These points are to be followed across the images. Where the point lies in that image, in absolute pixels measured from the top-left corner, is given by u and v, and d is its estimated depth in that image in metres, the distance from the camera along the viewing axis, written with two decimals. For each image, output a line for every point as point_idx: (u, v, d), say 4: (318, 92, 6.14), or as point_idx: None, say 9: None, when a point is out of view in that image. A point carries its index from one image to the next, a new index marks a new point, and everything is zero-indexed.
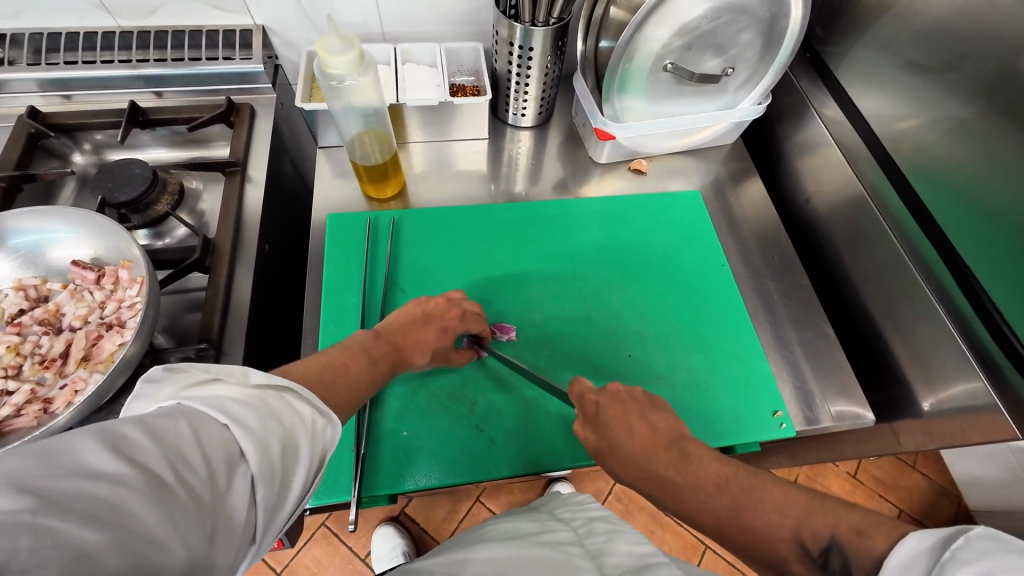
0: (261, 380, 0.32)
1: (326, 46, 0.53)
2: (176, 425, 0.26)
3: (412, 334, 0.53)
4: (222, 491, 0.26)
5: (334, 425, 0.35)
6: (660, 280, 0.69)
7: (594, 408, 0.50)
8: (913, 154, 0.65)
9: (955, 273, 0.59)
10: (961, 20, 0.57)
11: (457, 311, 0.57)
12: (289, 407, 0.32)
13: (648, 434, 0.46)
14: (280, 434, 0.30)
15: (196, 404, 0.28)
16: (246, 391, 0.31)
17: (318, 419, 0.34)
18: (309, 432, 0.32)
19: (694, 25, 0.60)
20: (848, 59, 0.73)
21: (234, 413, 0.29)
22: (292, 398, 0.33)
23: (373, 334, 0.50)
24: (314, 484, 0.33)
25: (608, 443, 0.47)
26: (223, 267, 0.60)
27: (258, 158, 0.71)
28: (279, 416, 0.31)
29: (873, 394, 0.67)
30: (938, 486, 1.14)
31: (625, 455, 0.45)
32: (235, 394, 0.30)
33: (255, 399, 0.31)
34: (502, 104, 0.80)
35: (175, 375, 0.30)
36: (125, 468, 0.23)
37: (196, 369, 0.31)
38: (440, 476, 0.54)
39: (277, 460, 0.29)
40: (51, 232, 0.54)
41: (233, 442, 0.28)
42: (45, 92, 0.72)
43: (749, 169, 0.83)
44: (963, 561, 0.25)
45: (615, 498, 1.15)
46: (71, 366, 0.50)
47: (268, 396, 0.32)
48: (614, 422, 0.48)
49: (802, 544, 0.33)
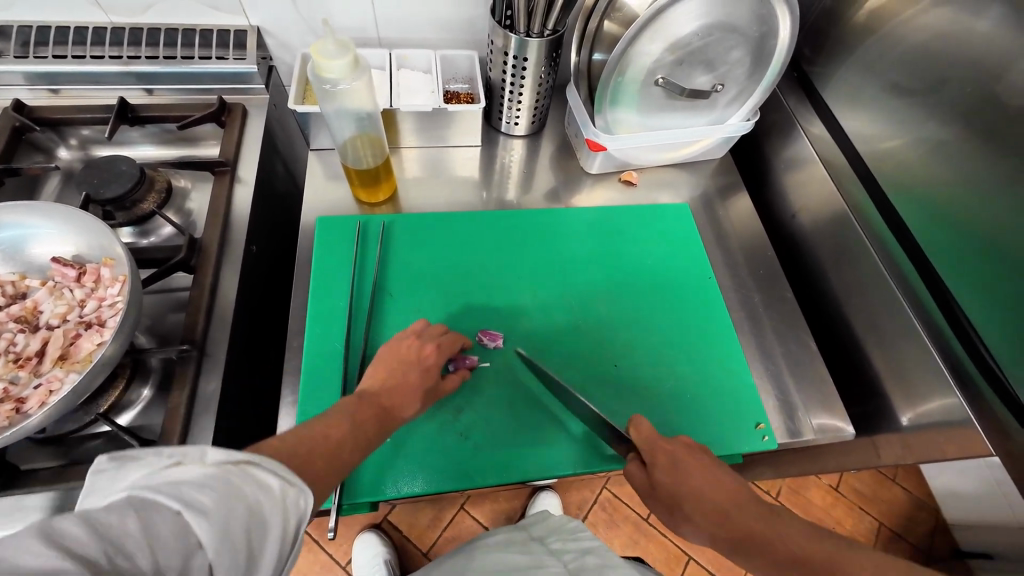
0: (222, 457, 0.28)
1: (321, 48, 0.52)
2: (122, 522, 0.23)
3: (398, 389, 0.49)
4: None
5: (310, 494, 0.31)
6: (647, 290, 0.69)
7: (669, 454, 0.46)
8: (895, 171, 0.67)
9: (932, 290, 0.61)
10: (943, 46, 0.59)
11: (432, 346, 0.53)
12: (255, 484, 0.28)
13: (727, 488, 0.43)
14: (242, 517, 0.26)
15: (146, 495, 0.25)
16: (205, 471, 0.27)
17: (290, 492, 0.29)
18: (279, 508, 0.28)
19: (686, 41, 0.61)
20: (834, 79, 0.75)
21: (188, 499, 0.25)
22: (259, 472, 0.29)
23: (356, 399, 0.45)
24: (291, 562, 0.29)
25: (681, 492, 0.43)
26: (209, 267, 0.60)
27: (249, 159, 0.71)
28: (242, 495, 0.27)
29: (855, 407, 0.68)
30: (917, 499, 1.17)
31: (706, 507, 0.41)
32: (192, 477, 0.26)
33: (216, 480, 0.27)
34: (496, 112, 0.81)
35: (131, 460, 0.27)
36: (65, 566, 0.21)
37: (154, 451, 0.27)
38: (424, 477, 0.54)
39: (239, 546, 0.26)
40: (34, 227, 0.53)
41: (190, 532, 0.24)
42: (32, 85, 0.71)
43: (737, 184, 0.85)
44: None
45: (599, 508, 1.16)
46: (46, 365, 0.49)
47: (231, 472, 0.28)
48: (691, 470, 0.44)
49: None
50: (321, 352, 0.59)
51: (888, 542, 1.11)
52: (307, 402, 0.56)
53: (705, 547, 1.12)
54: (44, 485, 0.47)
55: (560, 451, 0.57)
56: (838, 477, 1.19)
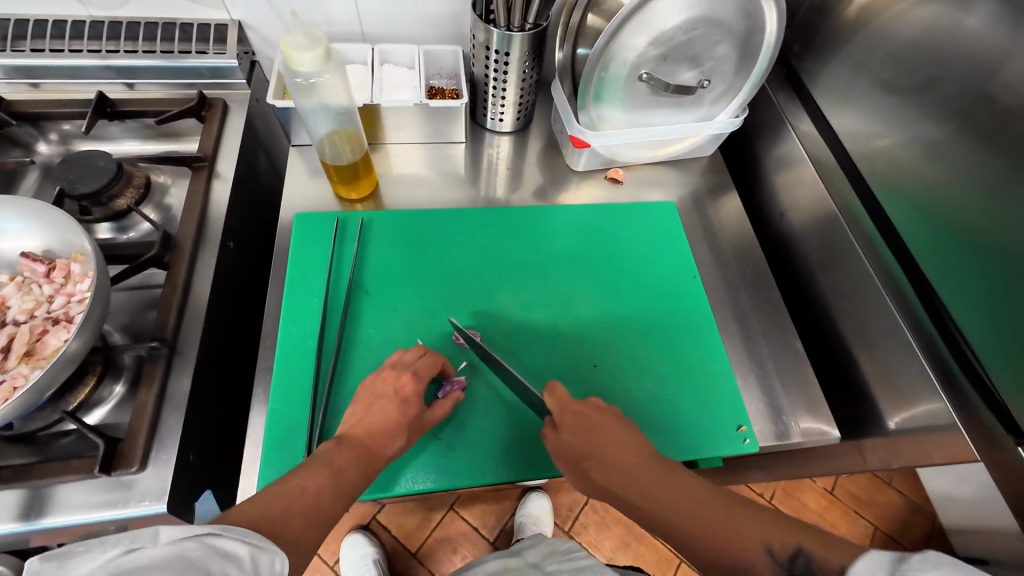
0: (177, 534, 0.28)
1: (292, 42, 0.52)
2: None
3: (377, 428, 0.48)
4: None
5: (283, 556, 0.31)
6: (629, 290, 0.68)
7: (578, 415, 0.49)
8: (885, 171, 0.65)
9: (920, 293, 0.59)
10: (933, 42, 0.58)
11: (408, 374, 0.51)
12: (218, 556, 0.28)
13: (623, 448, 0.47)
14: None
15: None
16: (160, 554, 0.26)
17: (260, 556, 0.30)
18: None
19: (670, 36, 0.60)
20: (824, 76, 0.74)
21: None
22: (222, 543, 0.29)
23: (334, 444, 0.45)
24: None
25: (583, 452, 0.47)
26: (183, 263, 0.59)
27: (228, 154, 0.70)
28: (208, 571, 0.27)
29: (841, 410, 0.67)
30: (913, 503, 1.15)
31: (602, 464, 0.46)
32: (147, 564, 0.26)
33: (174, 562, 0.26)
34: (480, 108, 0.80)
35: (75, 560, 0.26)
36: None
37: (102, 545, 0.26)
38: (397, 475, 0.53)
39: None
40: (2, 222, 0.53)
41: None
42: (10, 79, 0.70)
43: (727, 182, 0.83)
44: (919, 569, 0.27)
45: (590, 509, 1.15)
46: (12, 361, 0.48)
47: (189, 548, 0.27)
48: (595, 432, 0.48)
49: (771, 553, 0.35)
50: (294, 347, 0.59)
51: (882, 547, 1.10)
52: (278, 403, 0.55)
53: None
54: (5, 484, 0.46)
55: (536, 452, 0.56)
56: (832, 480, 1.17)
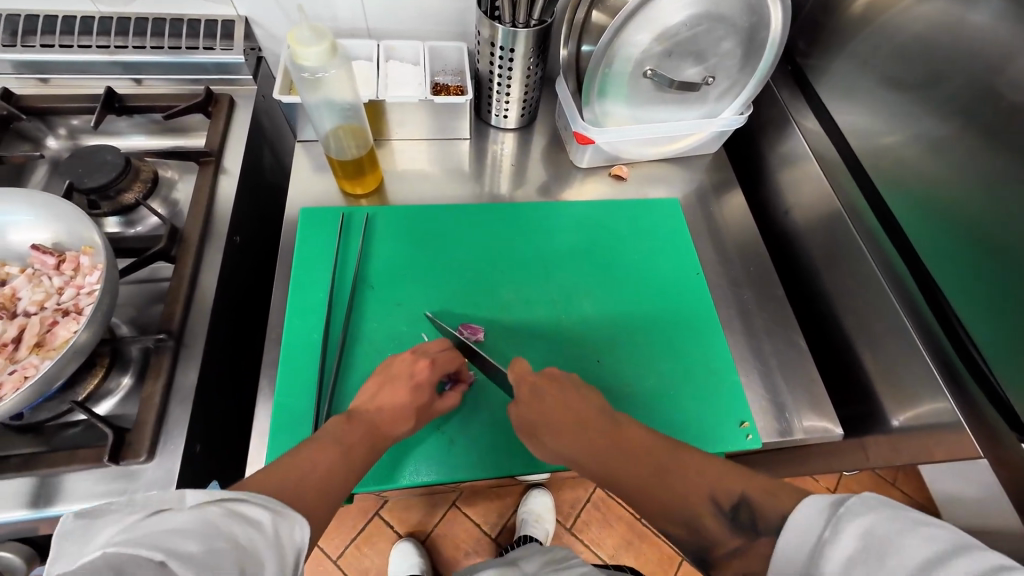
0: (201, 499, 0.28)
1: (298, 36, 0.52)
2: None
3: (388, 409, 0.49)
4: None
5: (303, 525, 0.32)
6: (633, 287, 0.68)
7: (533, 389, 0.49)
8: (890, 169, 0.65)
9: (924, 291, 0.59)
10: (938, 38, 0.58)
11: (425, 362, 0.52)
12: (241, 521, 0.29)
13: (577, 413, 0.47)
14: (234, 555, 0.27)
15: (127, 552, 0.25)
16: (187, 517, 0.27)
17: (281, 523, 0.30)
18: (271, 539, 0.29)
19: (674, 31, 0.60)
20: (830, 72, 0.74)
21: (172, 548, 0.25)
22: (243, 508, 0.29)
23: (344, 421, 0.46)
24: None
25: (542, 424, 0.48)
26: (189, 258, 0.59)
27: (234, 149, 0.71)
28: (229, 534, 0.27)
29: (844, 408, 0.67)
30: (917, 504, 1.15)
31: (558, 430, 0.46)
32: (173, 525, 0.27)
33: (199, 523, 0.27)
34: (485, 105, 0.80)
35: (103, 519, 0.27)
36: None
37: (131, 505, 0.28)
38: (400, 466, 0.54)
39: None
40: (13, 214, 0.53)
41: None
42: (20, 74, 0.71)
43: (731, 180, 0.83)
44: (855, 513, 0.28)
45: (592, 506, 1.15)
46: (22, 352, 0.49)
47: (212, 512, 0.28)
48: (552, 400, 0.48)
49: (715, 503, 0.35)
50: (300, 341, 0.59)
51: None
52: (284, 396, 0.56)
53: None
54: (14, 472, 0.47)
55: None
56: (836, 480, 1.17)
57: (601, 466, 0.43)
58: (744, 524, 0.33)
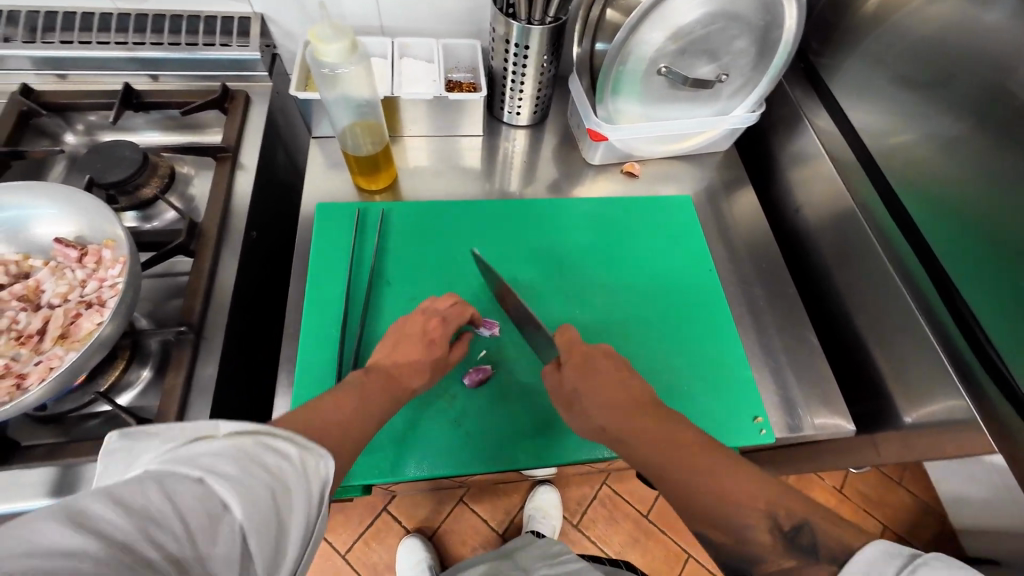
0: (234, 428, 0.30)
1: (319, 33, 0.53)
2: (146, 490, 0.25)
3: (403, 362, 0.50)
4: (206, 553, 0.24)
5: (328, 460, 0.33)
6: (646, 283, 0.69)
7: (584, 357, 0.49)
8: (903, 168, 0.65)
9: (939, 289, 0.59)
10: (952, 37, 0.58)
11: (437, 319, 0.53)
12: (272, 451, 0.30)
13: (626, 391, 0.46)
14: (266, 480, 0.28)
15: (168, 468, 0.27)
16: (222, 442, 0.29)
17: (308, 458, 0.32)
18: (299, 471, 0.31)
19: (688, 30, 0.60)
20: (842, 71, 0.74)
21: (209, 467, 0.27)
22: (273, 440, 0.31)
23: (362, 372, 0.47)
24: (315, 524, 0.31)
25: (588, 391, 0.47)
26: (208, 251, 0.60)
27: (251, 146, 0.71)
28: (261, 460, 0.29)
29: (857, 405, 0.67)
30: (923, 503, 1.15)
31: (604, 401, 0.46)
32: (209, 448, 0.28)
33: (232, 449, 0.29)
34: (498, 102, 0.81)
35: (145, 440, 0.29)
36: (88, 539, 0.21)
37: (169, 429, 0.30)
38: (416, 458, 0.54)
39: (268, 508, 0.27)
40: (36, 207, 0.54)
41: (215, 494, 0.26)
42: (39, 70, 0.72)
43: (742, 178, 0.83)
44: (934, 567, 0.28)
45: (599, 503, 1.15)
46: (47, 343, 0.50)
47: (245, 442, 0.30)
48: (601, 371, 0.48)
49: (775, 519, 0.35)
50: (318, 334, 0.60)
51: None
52: (302, 388, 0.57)
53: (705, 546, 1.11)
54: (38, 461, 0.47)
55: (554, 441, 0.57)
56: (842, 478, 1.17)
57: (643, 443, 0.42)
58: (802, 545, 0.34)
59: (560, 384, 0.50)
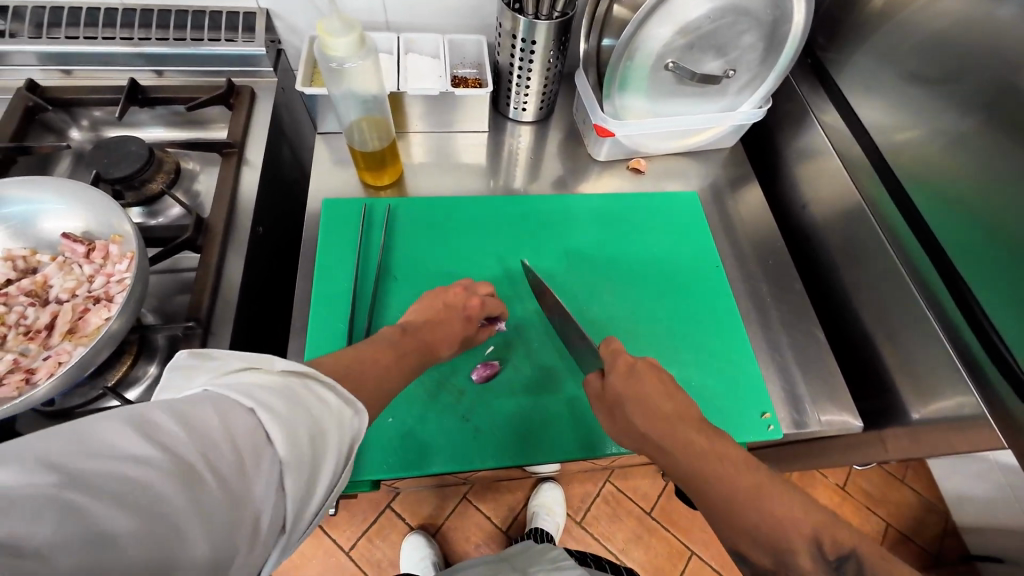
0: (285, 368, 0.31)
1: (327, 26, 0.52)
2: (203, 411, 0.26)
3: (437, 327, 0.53)
4: (248, 479, 0.26)
5: (362, 416, 0.34)
6: (653, 279, 0.69)
7: (630, 367, 0.49)
8: (911, 163, 0.65)
9: (948, 283, 0.59)
10: (963, 33, 0.58)
11: (477, 299, 0.57)
12: (317, 397, 0.31)
13: (674, 402, 0.46)
14: (309, 422, 0.29)
15: (224, 391, 0.28)
16: (273, 379, 0.30)
17: (346, 410, 0.33)
18: (336, 420, 0.32)
19: (697, 25, 0.60)
20: (850, 66, 0.73)
21: (262, 399, 0.28)
22: (318, 386, 0.32)
23: (399, 331, 0.50)
24: (343, 473, 0.32)
25: (636, 398, 0.47)
26: (215, 248, 0.60)
27: (257, 141, 0.71)
28: (305, 403, 0.30)
29: (863, 402, 0.67)
30: (926, 501, 1.15)
31: (649, 409, 0.46)
32: (262, 381, 0.30)
33: (281, 387, 0.30)
34: (504, 98, 0.80)
35: (204, 364, 0.31)
36: (153, 451, 0.23)
37: (225, 360, 0.31)
38: (424, 453, 0.54)
39: (307, 448, 0.28)
40: (43, 202, 0.54)
41: (263, 426, 0.27)
42: (44, 66, 0.72)
43: (748, 174, 0.83)
44: None
45: (602, 501, 1.15)
46: (55, 338, 0.50)
47: (294, 383, 0.31)
48: (648, 382, 0.48)
49: (820, 546, 0.35)
50: (325, 330, 0.60)
51: (895, 543, 1.10)
52: None
53: (708, 544, 1.11)
54: None
55: (561, 436, 0.57)
56: (844, 475, 1.17)
57: (687, 456, 0.42)
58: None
59: (603, 392, 0.50)
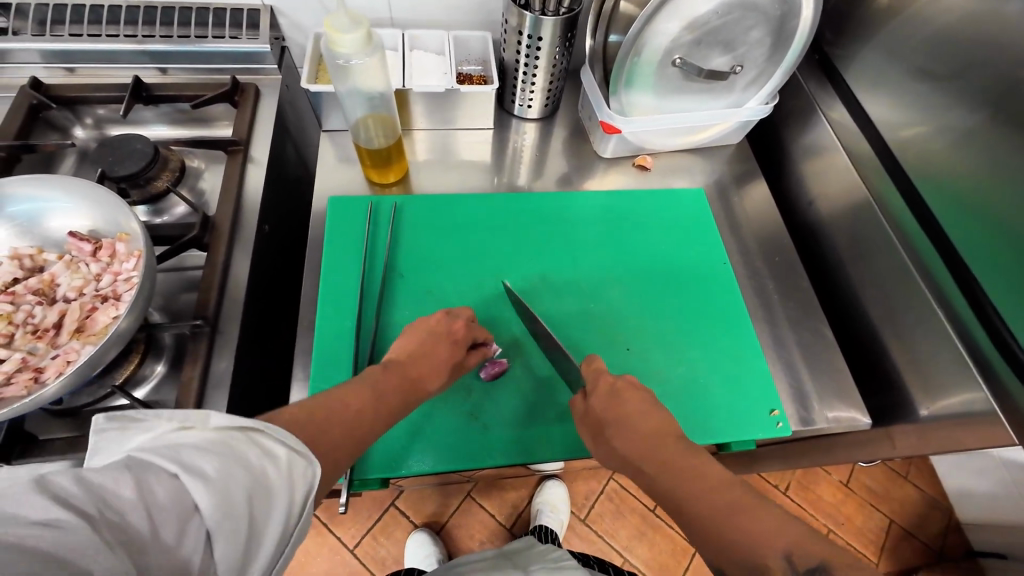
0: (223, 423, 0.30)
1: (334, 22, 0.52)
2: (120, 479, 0.25)
3: (424, 358, 0.49)
4: (169, 549, 0.25)
5: (315, 466, 0.32)
6: (660, 276, 0.68)
7: (610, 388, 0.49)
8: (919, 159, 0.65)
9: (956, 277, 0.59)
10: (971, 29, 0.57)
11: (461, 324, 0.54)
12: (258, 451, 0.30)
13: (654, 420, 0.46)
14: (245, 481, 0.28)
15: (149, 455, 0.27)
16: (209, 436, 0.29)
17: (296, 462, 0.31)
18: (281, 474, 0.30)
19: (704, 21, 0.59)
20: (857, 61, 0.73)
21: (188, 462, 0.27)
22: (262, 439, 0.30)
23: (381, 366, 0.46)
24: (294, 527, 0.30)
25: (618, 420, 0.47)
26: (221, 246, 0.60)
27: (261, 139, 0.71)
28: (242, 459, 0.29)
29: (872, 398, 0.67)
30: (929, 497, 1.15)
31: (628, 429, 0.46)
32: (195, 440, 0.28)
33: (217, 444, 0.29)
34: (509, 94, 0.80)
35: (138, 424, 0.30)
36: (63, 517, 0.23)
37: (160, 418, 0.30)
38: (433, 451, 0.54)
39: (241, 511, 0.27)
40: (50, 200, 0.54)
41: (188, 493, 0.26)
42: (48, 64, 0.71)
43: (754, 171, 0.83)
44: None
45: (606, 498, 1.16)
46: (64, 337, 0.50)
47: (234, 438, 0.29)
48: (627, 400, 0.48)
49: (789, 560, 0.33)
50: (333, 329, 0.60)
51: (898, 541, 1.10)
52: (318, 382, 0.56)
53: None
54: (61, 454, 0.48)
55: (568, 434, 0.56)
56: (848, 472, 1.17)
57: (664, 474, 0.42)
58: None
59: (588, 413, 0.50)
